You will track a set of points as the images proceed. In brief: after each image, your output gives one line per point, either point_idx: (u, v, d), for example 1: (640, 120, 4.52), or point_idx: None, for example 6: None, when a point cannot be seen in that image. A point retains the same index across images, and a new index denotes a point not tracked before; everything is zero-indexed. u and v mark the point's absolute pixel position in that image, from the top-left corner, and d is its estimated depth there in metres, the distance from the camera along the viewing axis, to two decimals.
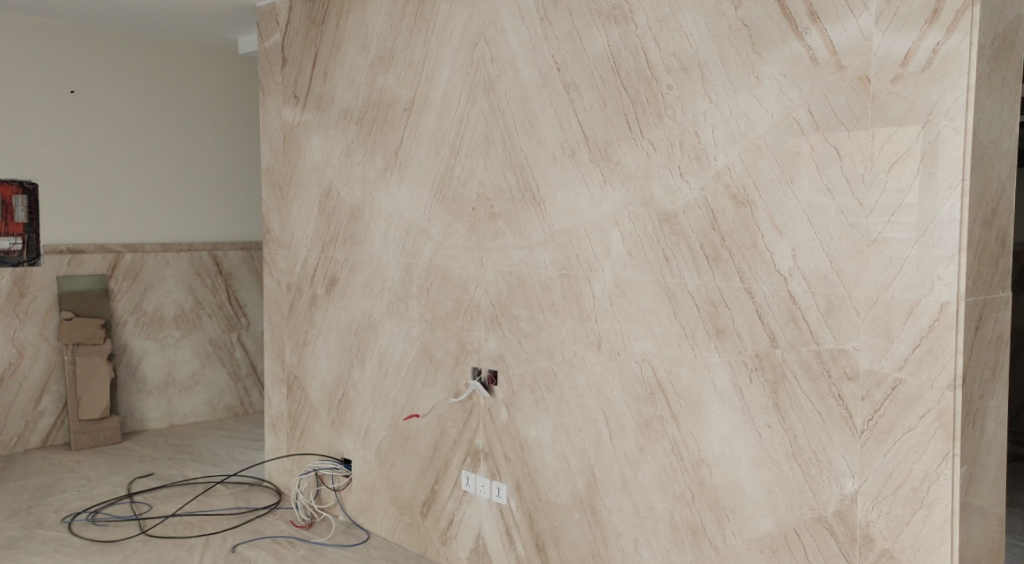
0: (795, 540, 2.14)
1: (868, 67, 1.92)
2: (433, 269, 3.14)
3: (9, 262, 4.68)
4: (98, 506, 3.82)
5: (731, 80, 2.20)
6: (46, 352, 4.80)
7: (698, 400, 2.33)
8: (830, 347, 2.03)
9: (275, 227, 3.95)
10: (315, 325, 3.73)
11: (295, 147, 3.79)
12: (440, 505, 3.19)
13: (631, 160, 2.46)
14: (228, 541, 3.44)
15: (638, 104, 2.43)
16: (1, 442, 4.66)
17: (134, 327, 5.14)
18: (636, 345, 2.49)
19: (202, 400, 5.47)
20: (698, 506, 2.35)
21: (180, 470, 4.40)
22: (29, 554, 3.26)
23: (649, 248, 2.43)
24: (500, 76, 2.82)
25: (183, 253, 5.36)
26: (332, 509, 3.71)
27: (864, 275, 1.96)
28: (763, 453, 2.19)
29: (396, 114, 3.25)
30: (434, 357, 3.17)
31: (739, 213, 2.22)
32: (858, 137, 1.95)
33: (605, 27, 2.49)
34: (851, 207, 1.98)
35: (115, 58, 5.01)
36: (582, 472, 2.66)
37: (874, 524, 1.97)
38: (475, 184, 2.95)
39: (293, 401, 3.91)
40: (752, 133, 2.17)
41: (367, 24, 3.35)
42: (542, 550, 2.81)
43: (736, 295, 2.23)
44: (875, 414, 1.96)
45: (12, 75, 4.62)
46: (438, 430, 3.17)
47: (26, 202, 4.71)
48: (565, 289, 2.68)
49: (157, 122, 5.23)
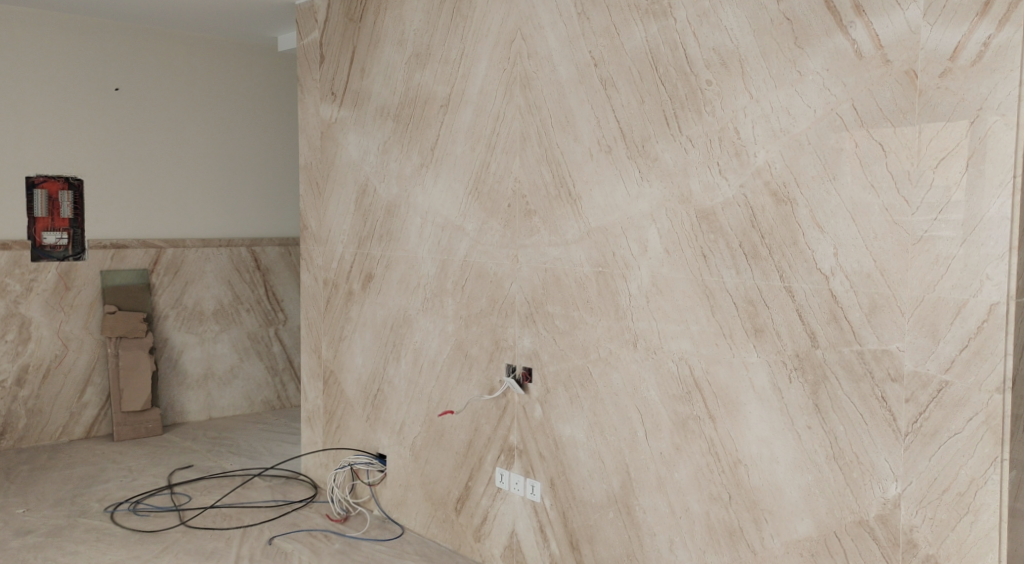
0: (835, 543, 2.10)
1: (914, 62, 1.87)
2: (468, 266, 3.14)
3: (56, 256, 4.79)
4: (140, 497, 3.90)
5: (772, 76, 2.16)
6: (90, 344, 4.91)
7: (736, 400, 2.30)
8: (873, 348, 1.99)
9: (312, 224, 3.99)
10: (351, 320, 3.77)
11: (332, 143, 3.83)
12: (474, 502, 3.20)
13: (669, 157, 2.43)
14: (265, 533, 3.49)
15: (677, 100, 2.40)
16: (47, 432, 4.77)
17: (174, 321, 5.23)
18: (672, 344, 2.46)
19: (239, 393, 5.56)
20: (735, 508, 2.32)
21: (219, 463, 4.47)
22: (73, 542, 3.33)
23: (686, 246, 2.40)
24: (537, 72, 2.81)
25: (222, 249, 5.44)
26: (367, 503, 3.75)
27: (909, 274, 1.91)
28: (803, 455, 2.15)
29: (432, 111, 3.26)
30: (468, 354, 3.17)
31: (779, 210, 2.18)
32: (904, 133, 1.90)
33: (644, 22, 2.46)
34: (896, 204, 1.93)
35: (159, 56, 5.11)
36: (617, 471, 2.64)
37: (918, 529, 1.93)
38: (511, 181, 2.94)
39: (329, 396, 3.95)
40: (794, 129, 2.13)
41: (405, 21, 3.36)
42: (576, 549, 2.79)
43: (775, 293, 2.20)
44: (919, 417, 1.91)
45: (60, 73, 4.74)
46: (472, 427, 3.18)
47: (71, 197, 4.82)
48: (600, 287, 2.66)
49: (198, 119, 5.31)
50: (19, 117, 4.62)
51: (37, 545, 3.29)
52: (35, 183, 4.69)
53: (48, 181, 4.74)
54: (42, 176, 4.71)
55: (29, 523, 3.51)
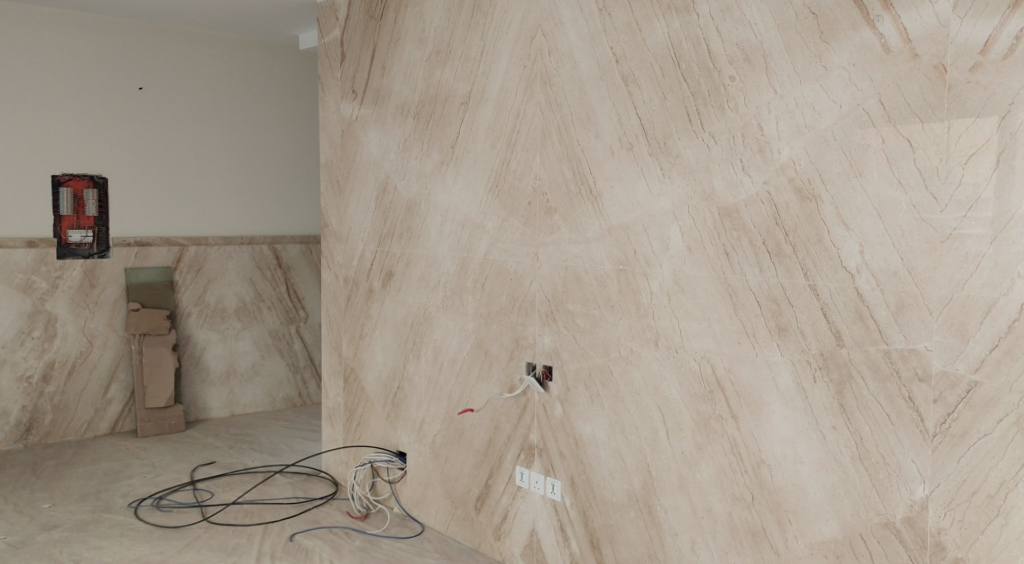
0: (860, 545, 2.06)
1: (943, 56, 1.84)
2: (488, 263, 3.14)
3: (81, 253, 4.84)
4: (163, 493, 3.94)
5: (797, 71, 2.13)
6: (115, 341, 4.97)
7: (759, 399, 2.28)
8: (900, 347, 1.96)
9: (333, 222, 4.01)
10: (371, 318, 3.78)
11: (352, 142, 3.84)
12: (494, 501, 3.19)
13: (691, 154, 2.41)
14: (287, 530, 3.51)
15: (699, 96, 2.37)
16: (73, 427, 4.84)
17: (197, 318, 5.28)
18: (695, 343, 2.44)
19: (261, 390, 5.60)
20: (758, 508, 2.30)
21: (241, 459, 4.50)
22: (97, 537, 3.37)
23: (709, 244, 2.38)
24: (558, 69, 2.79)
25: (244, 246, 5.48)
26: (387, 500, 3.76)
27: (938, 272, 1.88)
28: (828, 455, 2.12)
29: (452, 109, 3.25)
30: (488, 352, 3.17)
31: (804, 207, 2.15)
32: (933, 128, 1.87)
33: (666, 17, 2.44)
34: (924, 202, 1.90)
35: (181, 55, 5.15)
36: (638, 470, 2.63)
37: (946, 532, 1.89)
38: (532, 178, 2.93)
39: (350, 393, 3.96)
40: (819, 125, 2.09)
41: (425, 18, 3.35)
42: (596, 548, 2.78)
43: (800, 292, 2.17)
44: (948, 418, 1.88)
45: (85, 73, 4.79)
46: (492, 425, 3.17)
47: (96, 195, 4.88)
48: (621, 284, 2.64)
49: (220, 118, 5.36)
50: (45, 117, 4.68)
51: (62, 539, 3.34)
52: (61, 182, 4.75)
53: (74, 179, 4.80)
54: (67, 174, 4.77)
55: (54, 518, 3.56)
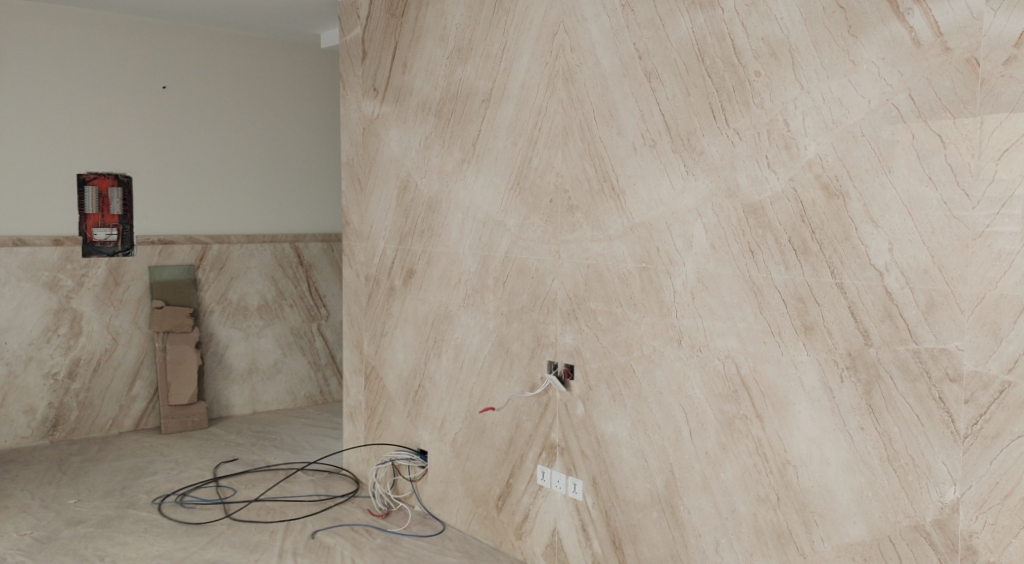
0: (889, 548, 2.03)
1: (976, 49, 1.80)
2: (509, 262, 3.13)
3: (106, 252, 4.89)
4: (186, 489, 3.96)
5: (824, 65, 2.09)
6: (138, 338, 5.01)
7: (785, 399, 2.25)
8: (930, 347, 1.92)
9: (354, 220, 4.01)
10: (392, 316, 3.78)
11: (373, 140, 3.84)
12: (515, 499, 3.18)
13: (716, 150, 2.38)
14: (308, 527, 3.52)
15: (723, 92, 2.34)
16: (97, 424, 4.89)
17: (219, 316, 5.32)
18: (718, 342, 2.41)
19: (283, 387, 5.63)
20: (784, 509, 2.27)
21: (263, 456, 4.53)
22: (122, 533, 3.40)
23: (734, 242, 2.35)
24: (580, 65, 2.78)
25: (266, 245, 5.52)
26: (408, 499, 3.76)
27: (970, 270, 1.84)
28: (855, 457, 2.09)
29: (473, 106, 3.24)
30: (509, 350, 3.16)
31: (831, 204, 2.11)
32: (965, 123, 1.83)
33: (690, 12, 2.41)
34: (955, 198, 1.86)
35: (204, 54, 5.20)
36: (660, 470, 2.60)
37: (978, 535, 1.85)
38: (553, 175, 2.92)
39: (371, 392, 3.97)
40: (847, 120, 2.06)
41: (446, 16, 3.35)
42: (618, 548, 2.76)
43: (826, 290, 2.13)
44: (979, 419, 1.84)
45: (109, 72, 4.85)
46: (513, 424, 3.16)
47: (121, 194, 4.93)
48: (644, 283, 2.62)
49: (242, 117, 5.39)
50: (71, 117, 4.73)
51: (87, 535, 3.37)
52: (87, 181, 4.81)
53: (98, 178, 4.85)
54: (92, 172, 4.82)
55: (80, 514, 3.60)
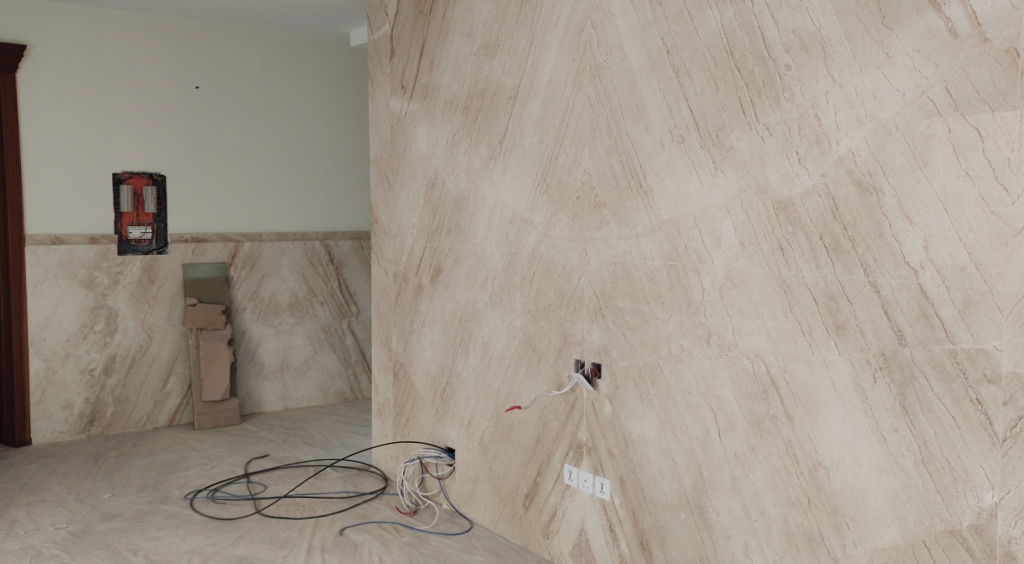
0: (923, 552, 1.98)
1: (1016, 39, 1.74)
2: (536, 260, 3.12)
3: (141, 249, 4.99)
4: (218, 485, 4.03)
5: (857, 58, 2.04)
6: (173, 335, 5.11)
7: (816, 400, 2.20)
8: (967, 347, 1.86)
9: (383, 218, 4.04)
10: (420, 313, 3.80)
11: (401, 137, 3.86)
12: (543, 498, 3.17)
13: (745, 146, 2.34)
14: (337, 524, 3.56)
15: (753, 87, 2.30)
16: (133, 419, 4.99)
17: (251, 313, 5.40)
18: (748, 341, 2.37)
19: (314, 383, 5.69)
20: (815, 512, 2.23)
21: (294, 453, 4.58)
22: (155, 527, 3.47)
23: (763, 239, 2.31)
24: (607, 60, 2.75)
25: (297, 243, 5.59)
26: (436, 496, 3.78)
27: (1009, 267, 1.78)
28: (889, 459, 2.04)
29: (500, 103, 3.23)
30: (536, 349, 3.15)
31: (864, 201, 2.06)
32: (1004, 117, 1.77)
33: (719, 6, 2.37)
34: (994, 194, 1.80)
35: (235, 53, 5.27)
36: (688, 470, 2.58)
37: (1017, 541, 1.80)
38: (580, 173, 2.90)
39: (399, 388, 3.99)
40: (880, 114, 2.01)
41: (473, 12, 3.34)
42: (646, 549, 2.74)
43: (859, 289, 2.08)
44: (1019, 422, 1.78)
45: (145, 73, 4.94)
46: (541, 422, 3.15)
47: (155, 192, 5.02)
48: (672, 281, 2.59)
49: (273, 116, 5.46)
50: (107, 117, 4.83)
51: (121, 529, 3.45)
52: (122, 180, 4.90)
53: (133, 178, 4.94)
54: (127, 172, 4.91)
55: (115, 508, 3.69)
